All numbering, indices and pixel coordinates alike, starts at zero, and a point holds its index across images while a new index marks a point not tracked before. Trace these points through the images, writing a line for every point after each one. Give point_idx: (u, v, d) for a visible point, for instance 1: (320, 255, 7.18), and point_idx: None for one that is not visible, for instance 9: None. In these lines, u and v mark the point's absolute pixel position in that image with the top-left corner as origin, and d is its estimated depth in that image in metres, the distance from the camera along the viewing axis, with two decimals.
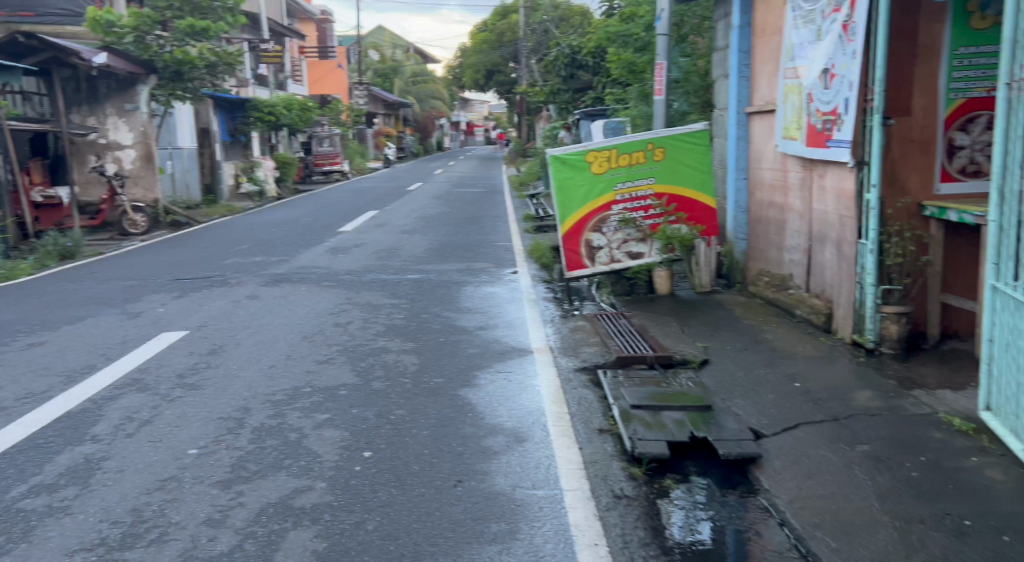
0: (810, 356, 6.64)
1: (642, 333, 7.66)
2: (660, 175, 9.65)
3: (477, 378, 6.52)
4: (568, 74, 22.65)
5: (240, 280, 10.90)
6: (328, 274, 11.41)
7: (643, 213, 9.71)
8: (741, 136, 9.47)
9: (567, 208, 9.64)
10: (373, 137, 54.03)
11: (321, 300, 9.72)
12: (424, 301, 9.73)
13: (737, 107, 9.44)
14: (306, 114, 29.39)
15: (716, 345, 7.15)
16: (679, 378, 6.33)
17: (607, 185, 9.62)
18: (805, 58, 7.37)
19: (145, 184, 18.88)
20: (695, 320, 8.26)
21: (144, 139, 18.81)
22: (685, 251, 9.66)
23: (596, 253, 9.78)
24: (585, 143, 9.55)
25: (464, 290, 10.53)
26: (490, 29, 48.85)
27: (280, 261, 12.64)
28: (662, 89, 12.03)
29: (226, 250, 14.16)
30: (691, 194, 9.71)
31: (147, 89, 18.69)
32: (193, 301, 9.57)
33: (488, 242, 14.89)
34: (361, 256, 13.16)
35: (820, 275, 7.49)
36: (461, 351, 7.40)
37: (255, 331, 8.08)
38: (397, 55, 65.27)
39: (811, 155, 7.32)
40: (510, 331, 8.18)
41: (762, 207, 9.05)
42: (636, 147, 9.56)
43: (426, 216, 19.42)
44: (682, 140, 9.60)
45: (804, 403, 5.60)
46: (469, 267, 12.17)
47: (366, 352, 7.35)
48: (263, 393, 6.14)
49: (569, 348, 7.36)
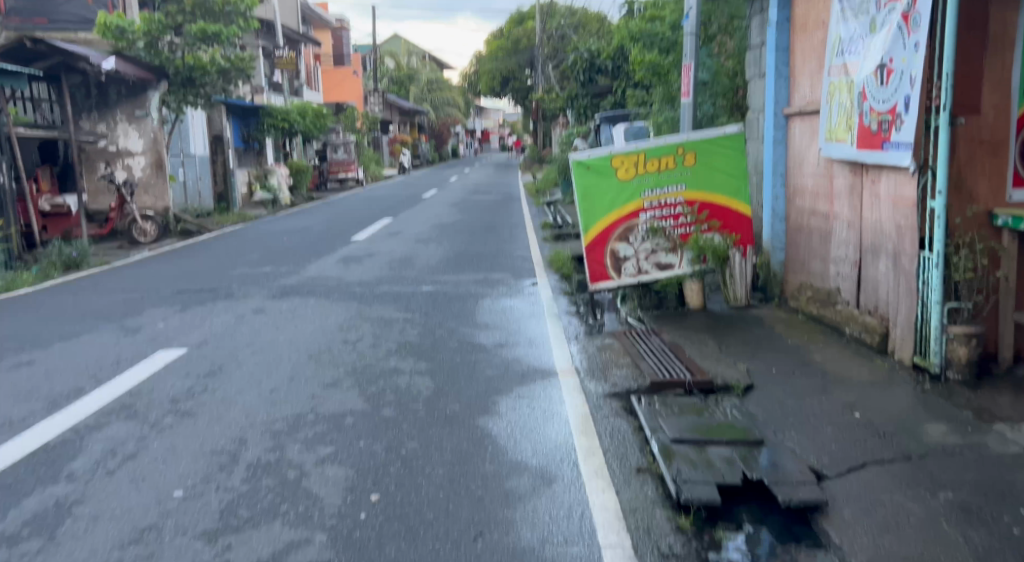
0: (867, 381, 6.02)
1: (676, 352, 7.04)
2: (691, 180, 9.03)
3: (497, 405, 5.91)
4: (587, 78, 21.99)
5: (246, 292, 10.34)
6: (339, 286, 10.83)
7: (673, 221, 9.09)
8: (779, 140, 8.83)
9: (591, 216, 9.03)
10: (388, 144, 53.60)
11: (330, 314, 9.14)
12: (439, 315, 9.13)
13: (774, 109, 8.79)
14: (321, 121, 28.96)
15: (759, 367, 6.53)
16: (722, 407, 5.71)
17: (634, 191, 9.01)
18: (855, 55, 6.74)
19: (156, 192, 18.47)
20: (733, 337, 7.64)
21: (155, 146, 18.37)
22: (719, 262, 9.01)
23: (622, 264, 9.14)
24: (610, 146, 8.98)
25: (482, 303, 9.93)
26: (506, 37, 48.42)
27: (289, 272, 12.07)
28: (690, 91, 11.39)
29: (235, 261, 13.61)
30: (724, 201, 9.07)
31: (158, 96, 18.16)
32: (195, 316, 8.99)
33: (506, 252, 14.30)
34: (374, 267, 12.59)
35: (873, 290, 6.86)
36: (479, 372, 6.79)
37: (258, 350, 7.50)
38: (412, 62, 64.92)
39: (862, 159, 6.69)
40: (532, 349, 7.56)
41: (803, 216, 8.41)
42: (666, 151, 8.96)
43: (441, 224, 18.86)
44: (715, 143, 8.98)
45: (867, 439, 4.99)
46: (486, 278, 11.57)
47: (376, 374, 6.76)
48: (261, 421, 5.55)
49: (598, 369, 6.73)
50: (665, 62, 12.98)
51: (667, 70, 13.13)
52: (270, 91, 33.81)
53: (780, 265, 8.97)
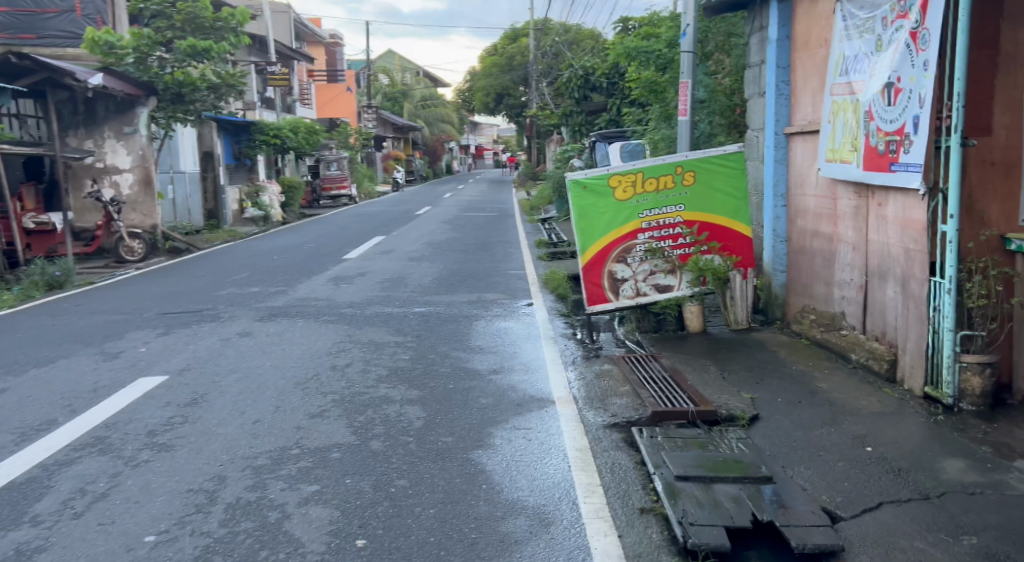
0: (877, 411, 5.79)
1: (677, 379, 6.78)
2: (690, 201, 8.81)
3: (492, 437, 5.64)
4: (581, 96, 21.83)
5: (232, 314, 10.06)
6: (329, 307, 10.56)
7: (671, 242, 8.87)
8: (780, 160, 8.60)
9: (588, 237, 8.78)
10: (381, 160, 53.43)
11: (318, 337, 8.87)
12: (431, 338, 8.86)
13: (775, 128, 8.58)
14: (313, 137, 28.79)
15: (764, 396, 6.27)
16: (727, 439, 5.45)
17: (632, 212, 8.78)
18: (860, 73, 6.51)
19: (144, 210, 18.13)
20: (735, 362, 7.39)
21: (143, 163, 18.03)
22: (718, 284, 8.81)
23: (620, 286, 8.90)
24: (607, 166, 8.75)
25: (475, 325, 9.66)
26: (500, 53, 48.43)
27: (278, 293, 11.79)
28: (688, 110, 11.20)
29: (223, 280, 13.34)
30: (724, 221, 8.86)
31: (147, 112, 17.90)
32: (179, 340, 8.72)
33: (500, 271, 14.06)
34: (366, 287, 12.32)
35: (880, 316, 6.63)
36: (473, 401, 6.51)
37: (243, 376, 7.23)
38: (406, 79, 64.93)
39: (868, 180, 6.45)
40: (527, 375, 7.28)
41: (805, 238, 8.19)
42: (664, 171, 8.74)
43: (434, 242, 18.62)
44: (714, 163, 8.78)
45: (882, 476, 4.74)
46: (480, 299, 11.32)
47: (365, 402, 6.48)
48: (243, 456, 5.28)
49: (597, 398, 6.46)
50: (662, 80, 12.78)
51: (664, 88, 12.93)
52: (263, 107, 33.60)
53: (781, 287, 8.73)
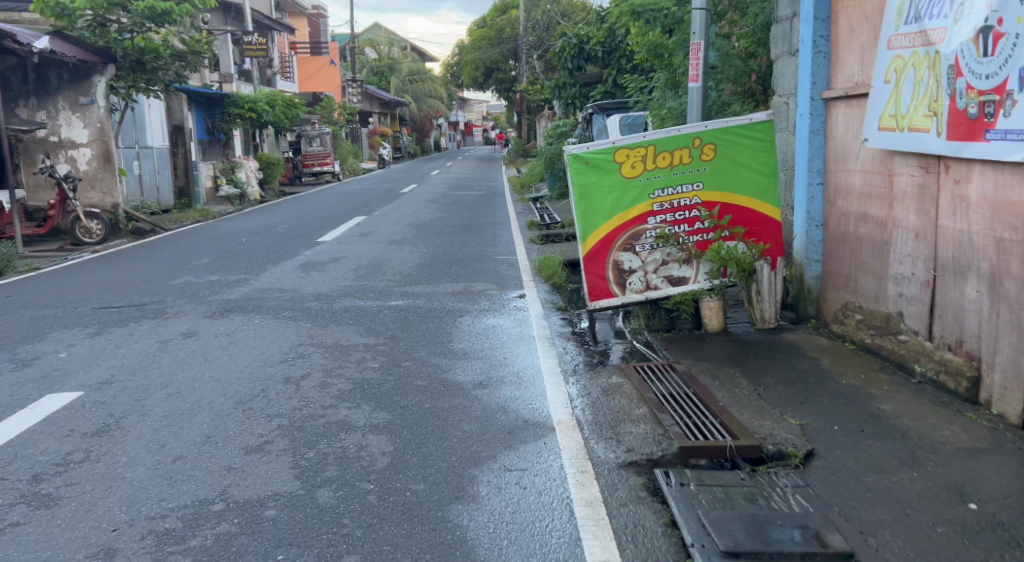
0: (969, 445, 4.56)
1: (702, 397, 5.52)
2: (710, 178, 7.54)
3: (476, 484, 4.38)
4: (575, 66, 20.38)
5: (180, 309, 8.75)
6: (292, 300, 9.24)
7: (687, 227, 7.59)
8: (817, 129, 7.29)
9: (590, 222, 7.51)
10: (367, 136, 51.75)
11: (274, 339, 7.57)
12: (408, 340, 7.56)
13: (810, 92, 7.27)
14: (292, 111, 27.43)
15: (816, 422, 5.02)
16: (779, 488, 4.21)
17: (642, 191, 7.50)
18: (940, 20, 5.30)
19: (103, 187, 16.73)
20: (771, 373, 6.12)
21: (101, 136, 16.62)
22: (743, 277, 7.55)
23: (627, 278, 7.62)
24: (613, 138, 7.51)
25: (460, 323, 8.34)
26: (489, 26, 46.92)
27: (238, 282, 10.48)
28: (700, 77, 9.92)
29: (180, 266, 12.01)
30: (749, 203, 7.60)
31: (105, 81, 16.42)
32: (109, 342, 7.44)
33: (488, 256, 12.78)
34: (338, 275, 11.03)
35: (955, 320, 5.39)
36: (451, 429, 5.22)
37: (174, 393, 5.95)
38: (394, 52, 63.16)
39: (951, 151, 5.25)
40: (520, 391, 6.02)
41: (847, 222, 6.92)
42: (679, 143, 7.47)
43: (418, 223, 17.32)
44: (738, 135, 7.52)
45: (1003, 553, 3.54)
46: (466, 290, 10.05)
47: (319, 431, 5.21)
48: (146, 514, 4.02)
49: (607, 424, 5.18)
50: (669, 43, 11.47)
51: (670, 51, 11.64)
52: (239, 80, 31.98)
53: (816, 279, 7.47)
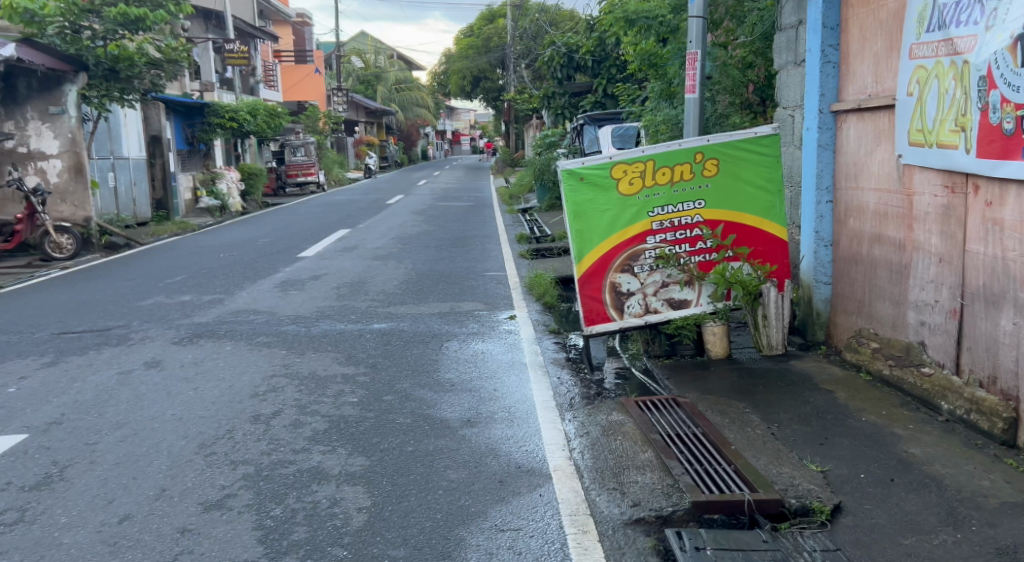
0: (1013, 500, 4.08)
1: (712, 437, 5.04)
2: (713, 195, 7.09)
3: (463, 550, 3.92)
4: (564, 76, 19.97)
5: (145, 334, 8.23)
6: (267, 324, 8.71)
7: (688, 247, 7.13)
8: (826, 144, 6.82)
9: (585, 241, 7.04)
10: (353, 146, 51.24)
11: (245, 368, 7.07)
12: (389, 370, 7.03)
13: (819, 105, 6.79)
14: (274, 120, 26.90)
15: (840, 469, 4.51)
16: (807, 555, 3.73)
17: (640, 210, 7.04)
18: (968, 26, 4.85)
19: (75, 200, 16.16)
20: (784, 408, 5.62)
21: (72, 148, 16.01)
22: (748, 300, 7.06)
23: (625, 301, 7.13)
24: (609, 153, 7.06)
25: (446, 349, 7.81)
26: (476, 35, 46.47)
27: (211, 303, 9.98)
28: (697, 86, 9.44)
29: (152, 285, 11.50)
30: (754, 221, 7.16)
31: (76, 90, 15.83)
32: (64, 374, 6.93)
33: (477, 272, 12.29)
34: (318, 294, 10.53)
35: (987, 354, 4.93)
36: (435, 479, 4.69)
37: (129, 434, 5.44)
38: (380, 61, 62.66)
39: (984, 170, 4.81)
40: (512, 429, 5.51)
41: (860, 242, 6.44)
42: (680, 158, 7.02)
43: (404, 236, 16.83)
44: (742, 149, 7.09)
45: None
46: (453, 310, 9.55)
47: (287, 482, 4.69)
48: None
49: (609, 471, 4.68)
50: (664, 52, 11.05)
51: (666, 61, 11.21)
52: (221, 88, 31.43)
53: (825, 302, 6.99)
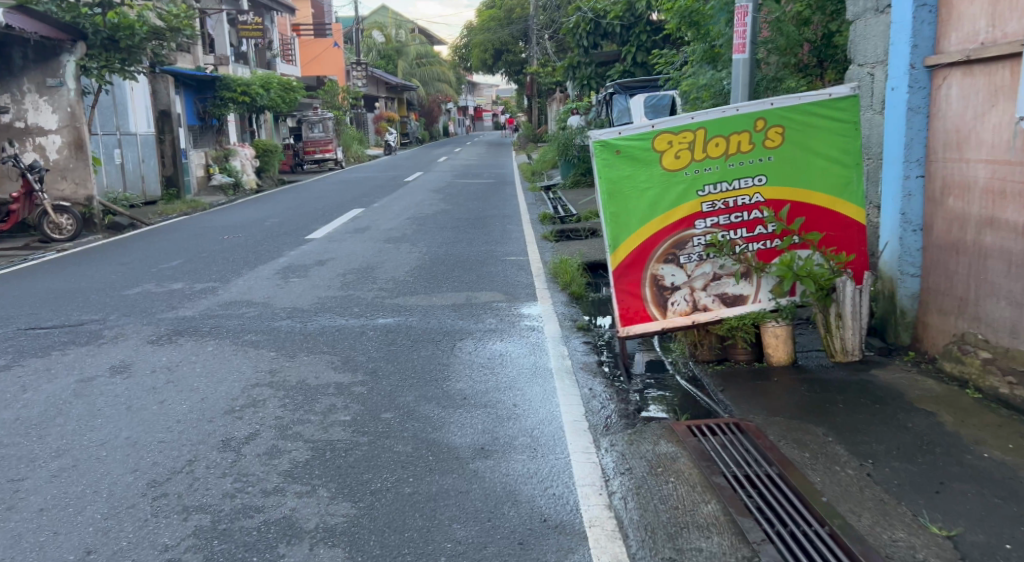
0: None
1: (789, 481, 3.96)
2: (775, 170, 5.96)
3: None
4: (590, 44, 18.62)
5: (121, 330, 7.16)
6: (258, 319, 7.64)
7: (745, 232, 6.01)
8: (918, 107, 5.71)
9: (622, 226, 5.96)
10: (373, 122, 50.20)
11: (226, 373, 6.01)
12: (392, 379, 5.96)
13: (914, 58, 5.67)
14: (289, 94, 25.86)
15: (975, 535, 3.41)
16: None
17: (688, 188, 5.94)
18: None
19: (76, 177, 15.08)
20: (878, 437, 4.51)
21: (72, 122, 14.88)
22: (819, 296, 5.91)
23: (669, 297, 6.04)
24: (652, 120, 5.94)
25: (459, 352, 6.74)
26: (498, 6, 45.13)
27: (203, 292, 8.95)
28: (746, 46, 8.24)
29: (144, 271, 10.46)
30: (826, 202, 6.03)
31: (74, 61, 14.69)
32: (17, 381, 5.87)
33: (496, 256, 11.21)
34: (321, 282, 9.48)
35: None
36: (436, 539, 3.64)
37: (68, 466, 4.39)
38: (401, 35, 61.34)
39: None
40: (536, 463, 4.44)
41: (965, 227, 5.31)
42: (736, 125, 5.89)
43: (421, 215, 15.77)
44: (813, 114, 5.94)
45: None
46: (470, 302, 8.49)
47: (249, 543, 3.66)
48: None
49: (662, 531, 3.62)
50: (706, 9, 9.89)
51: (707, 19, 10.05)
52: (234, 62, 30.29)
53: (913, 298, 5.85)
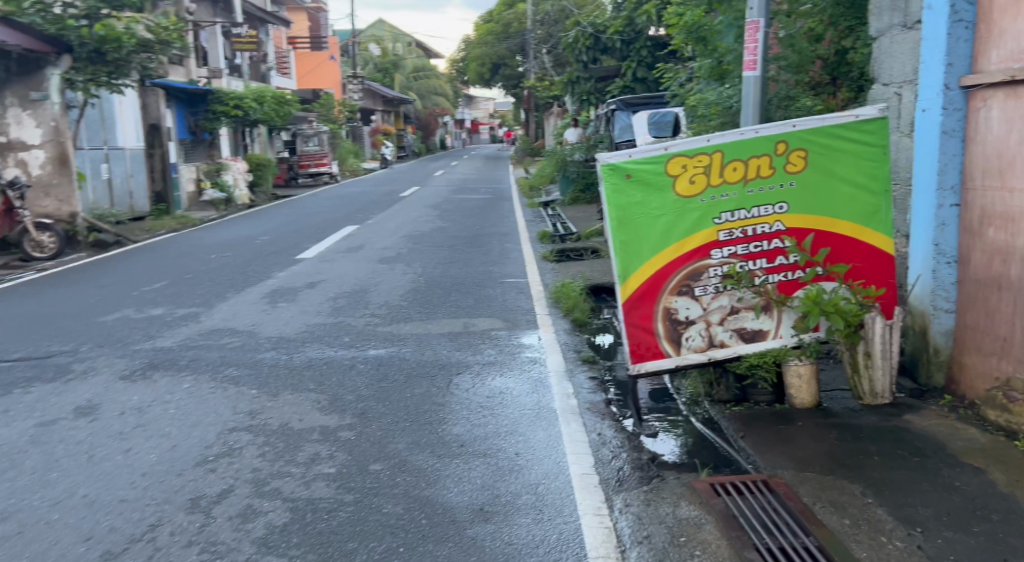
0: None
1: None
2: (798, 197, 5.51)
3: None
4: (590, 58, 18.14)
5: (92, 364, 6.66)
6: (240, 350, 7.15)
7: (765, 262, 5.56)
8: (952, 130, 5.26)
9: (632, 256, 5.50)
10: (370, 135, 49.76)
11: (201, 415, 5.52)
12: (383, 421, 5.47)
13: (949, 77, 5.22)
14: (283, 107, 25.40)
15: None
16: None
17: (703, 215, 5.48)
18: None
19: (59, 194, 14.57)
20: (924, 502, 4.05)
21: (56, 137, 14.38)
22: (847, 334, 5.44)
23: (683, 333, 5.57)
24: (665, 143, 5.50)
25: (455, 388, 6.25)
26: (495, 20, 44.80)
27: (185, 319, 8.46)
28: (757, 63, 7.64)
29: (125, 294, 9.95)
30: (851, 230, 5.58)
31: (58, 74, 14.26)
32: None
33: (494, 278, 10.74)
34: (310, 308, 8.99)
35: None
36: None
37: (13, 534, 3.90)
38: (398, 48, 60.99)
39: None
40: (542, 530, 3.99)
41: (1009, 261, 4.87)
42: (756, 148, 5.44)
43: (416, 233, 15.30)
44: (838, 137, 5.50)
45: None
46: (467, 330, 8.01)
47: None
48: None
49: None
50: (713, 23, 9.45)
51: (715, 34, 9.57)
52: (228, 75, 29.83)
53: (947, 336, 5.39)
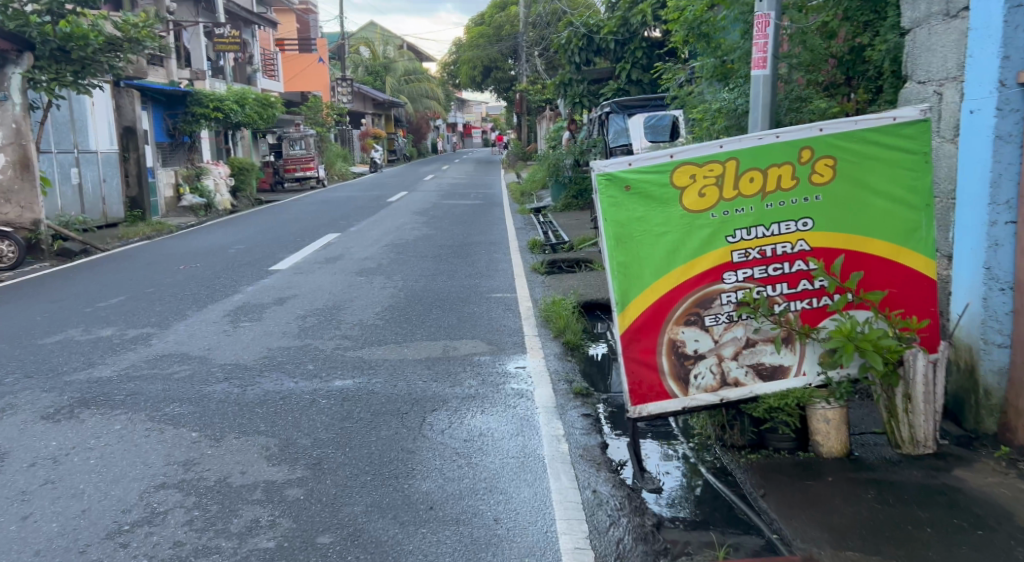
0: None
1: None
2: (825, 212, 4.72)
3: None
4: (583, 60, 17.35)
5: (14, 399, 5.84)
6: (188, 381, 6.33)
7: (786, 287, 4.75)
8: (1009, 135, 4.49)
9: (632, 280, 4.71)
10: (359, 139, 48.93)
11: (127, 466, 4.72)
12: (341, 475, 4.65)
13: (1005, 73, 4.46)
14: (266, 109, 24.55)
15: None
16: None
17: (715, 232, 4.69)
18: None
19: (21, 200, 13.66)
20: None
21: (18, 140, 13.46)
22: (884, 373, 4.64)
23: (691, 369, 4.76)
24: (670, 149, 4.70)
25: (429, 429, 5.42)
26: (487, 22, 44.01)
27: (134, 341, 7.64)
28: (767, 60, 6.77)
29: (75, 312, 9.13)
30: (887, 251, 4.79)
31: (20, 73, 13.17)
32: None
33: (478, 293, 9.93)
34: (275, 328, 8.17)
35: None
36: None
37: None
38: (389, 51, 60.19)
39: None
40: None
41: None
42: (775, 155, 4.66)
43: (399, 242, 14.49)
44: (870, 142, 4.71)
45: None
46: (447, 355, 7.20)
47: None
48: None
49: None
50: (717, 18, 8.66)
51: (718, 31, 8.79)
52: (211, 76, 28.97)
53: (1001, 375, 4.60)
